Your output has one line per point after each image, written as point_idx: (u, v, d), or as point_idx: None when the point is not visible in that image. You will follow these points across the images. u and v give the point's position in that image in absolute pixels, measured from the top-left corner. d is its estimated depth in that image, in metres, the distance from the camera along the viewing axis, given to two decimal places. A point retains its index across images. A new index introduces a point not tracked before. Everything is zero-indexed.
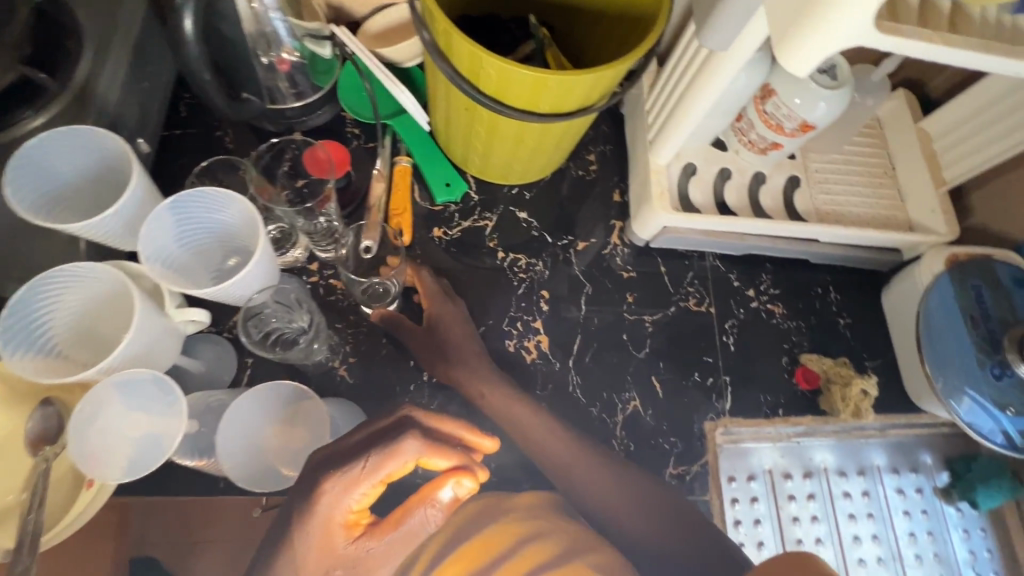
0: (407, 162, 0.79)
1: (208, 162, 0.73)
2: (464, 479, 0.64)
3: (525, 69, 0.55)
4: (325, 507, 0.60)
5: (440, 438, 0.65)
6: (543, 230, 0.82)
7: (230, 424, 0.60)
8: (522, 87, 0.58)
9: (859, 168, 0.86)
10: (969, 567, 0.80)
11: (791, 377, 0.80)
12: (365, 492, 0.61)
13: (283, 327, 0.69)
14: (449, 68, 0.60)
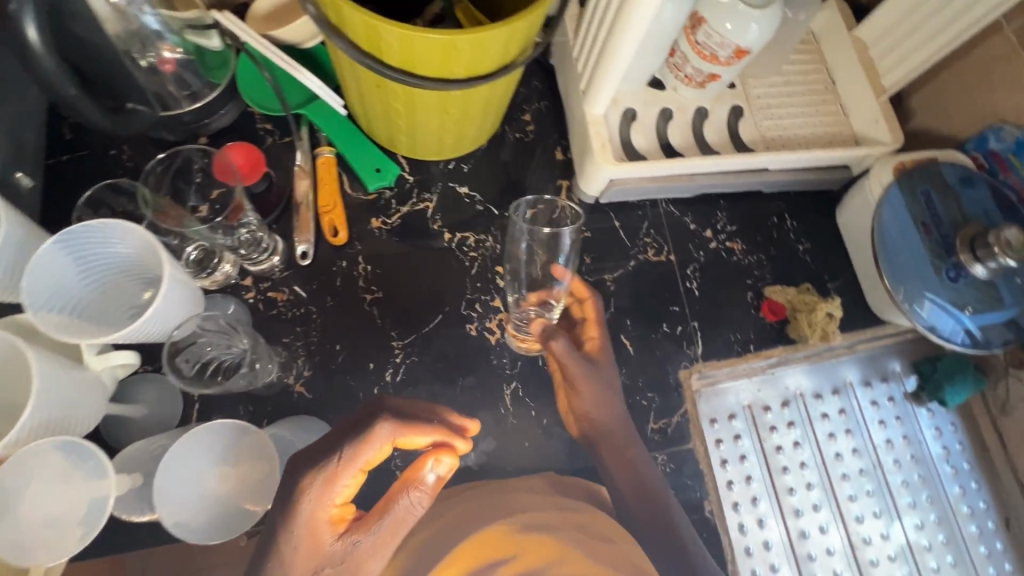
0: (330, 153, 0.73)
1: (93, 189, 0.65)
2: (442, 460, 0.56)
3: (429, 34, 0.50)
4: (307, 507, 0.55)
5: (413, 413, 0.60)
6: (487, 203, 0.78)
7: (169, 472, 0.55)
8: (431, 56, 0.53)
9: (800, 88, 0.84)
10: (944, 462, 0.83)
11: (758, 312, 0.79)
12: (346, 485, 0.56)
13: (220, 354, 0.64)
14: (347, 43, 0.54)
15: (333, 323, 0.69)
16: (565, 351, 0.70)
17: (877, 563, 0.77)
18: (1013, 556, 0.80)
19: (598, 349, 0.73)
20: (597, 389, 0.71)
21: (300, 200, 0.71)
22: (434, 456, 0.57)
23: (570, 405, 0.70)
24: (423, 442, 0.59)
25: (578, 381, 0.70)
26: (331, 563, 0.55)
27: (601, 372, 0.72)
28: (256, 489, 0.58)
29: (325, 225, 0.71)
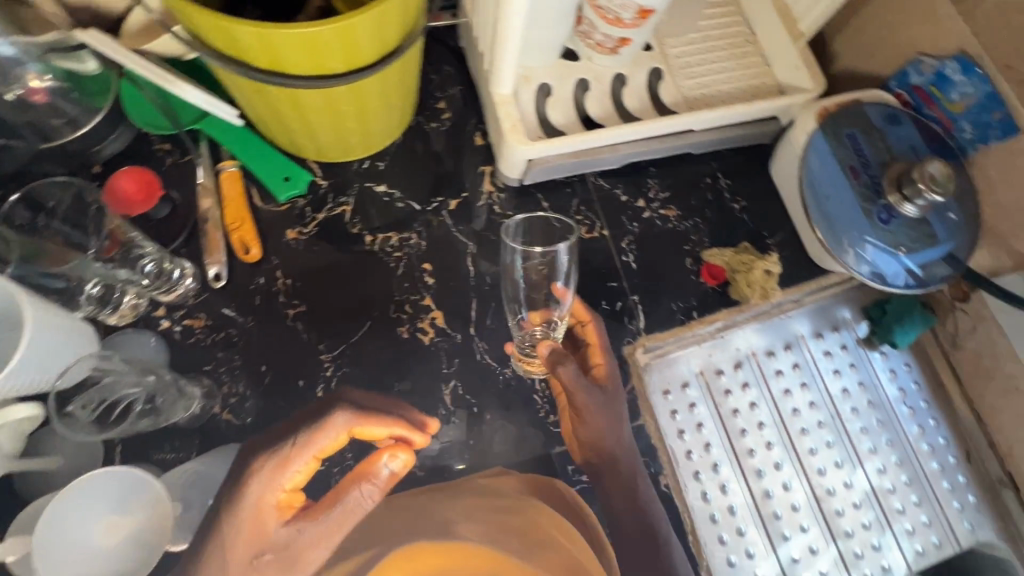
0: (234, 166, 0.70)
1: None
2: (397, 454, 0.63)
3: (283, 29, 0.46)
4: (255, 491, 0.59)
5: (371, 408, 0.66)
6: (408, 199, 0.75)
7: (49, 527, 0.53)
8: (294, 52, 0.49)
9: (719, 42, 0.81)
10: (902, 404, 0.83)
11: (698, 278, 0.78)
12: (297, 471, 0.61)
13: (125, 393, 0.60)
14: (218, 56, 0.51)
15: (256, 344, 0.66)
16: (574, 378, 0.68)
17: (843, 513, 0.77)
18: (975, 487, 0.81)
19: (604, 374, 0.72)
20: (604, 414, 0.70)
21: (206, 219, 0.68)
22: (391, 449, 0.63)
23: (574, 432, 0.69)
24: (377, 436, 0.65)
25: (587, 408, 0.69)
26: (274, 547, 0.58)
27: (608, 396, 0.71)
28: (163, 529, 0.56)
29: (236, 243, 0.68)
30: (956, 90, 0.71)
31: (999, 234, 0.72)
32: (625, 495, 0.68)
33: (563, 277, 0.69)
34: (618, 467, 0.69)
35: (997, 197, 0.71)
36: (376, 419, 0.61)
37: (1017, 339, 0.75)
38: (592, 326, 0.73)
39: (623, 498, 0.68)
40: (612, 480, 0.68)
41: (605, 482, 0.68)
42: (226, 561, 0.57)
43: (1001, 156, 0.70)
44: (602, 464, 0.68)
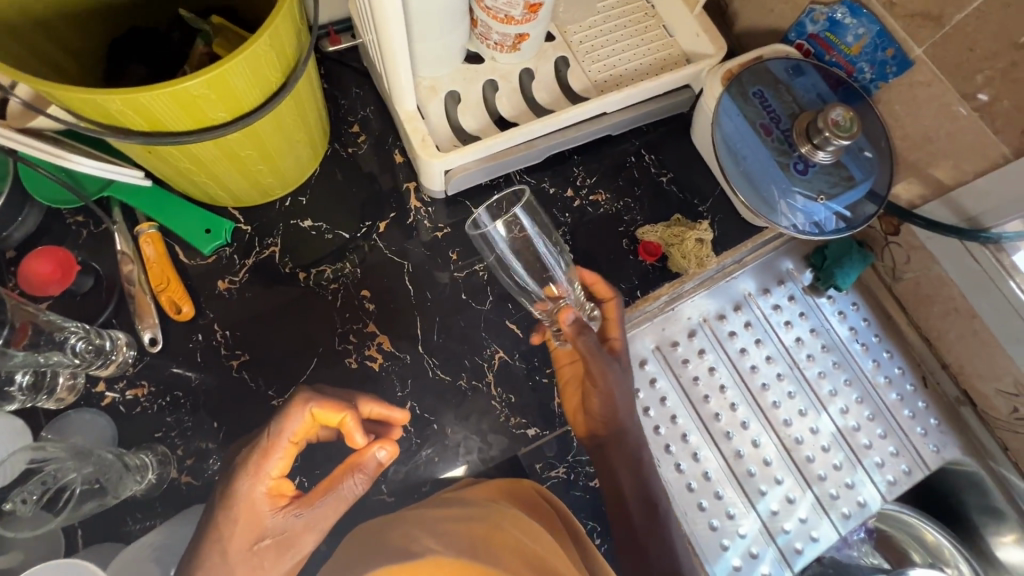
0: (152, 228, 0.68)
1: None
2: (385, 446, 0.57)
3: (148, 90, 0.45)
4: (244, 482, 0.54)
5: (338, 394, 0.59)
6: (337, 229, 0.74)
7: None
8: (169, 110, 0.48)
9: (620, 20, 0.81)
10: (854, 342, 0.85)
11: (636, 257, 0.78)
12: (280, 457, 0.55)
13: (67, 480, 0.59)
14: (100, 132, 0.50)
15: (203, 402, 0.66)
16: (592, 350, 0.61)
17: (814, 458, 0.79)
18: (934, 409, 0.84)
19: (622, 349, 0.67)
20: (625, 388, 0.65)
21: (131, 285, 0.67)
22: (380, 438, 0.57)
23: (586, 406, 0.65)
24: (336, 419, 0.58)
25: (609, 382, 0.63)
26: (272, 533, 0.54)
27: (623, 370, 0.66)
28: None
29: (165, 303, 0.67)
30: (849, 33, 0.72)
31: (915, 165, 0.74)
32: (632, 488, 0.63)
33: (552, 258, 0.64)
34: (624, 456, 0.63)
35: (906, 130, 0.73)
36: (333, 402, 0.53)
37: (948, 263, 0.75)
38: (611, 305, 0.67)
39: (628, 493, 0.63)
40: (619, 470, 0.63)
41: (609, 473, 0.64)
42: (225, 553, 0.53)
43: (902, 90, 0.71)
44: (612, 448, 0.64)
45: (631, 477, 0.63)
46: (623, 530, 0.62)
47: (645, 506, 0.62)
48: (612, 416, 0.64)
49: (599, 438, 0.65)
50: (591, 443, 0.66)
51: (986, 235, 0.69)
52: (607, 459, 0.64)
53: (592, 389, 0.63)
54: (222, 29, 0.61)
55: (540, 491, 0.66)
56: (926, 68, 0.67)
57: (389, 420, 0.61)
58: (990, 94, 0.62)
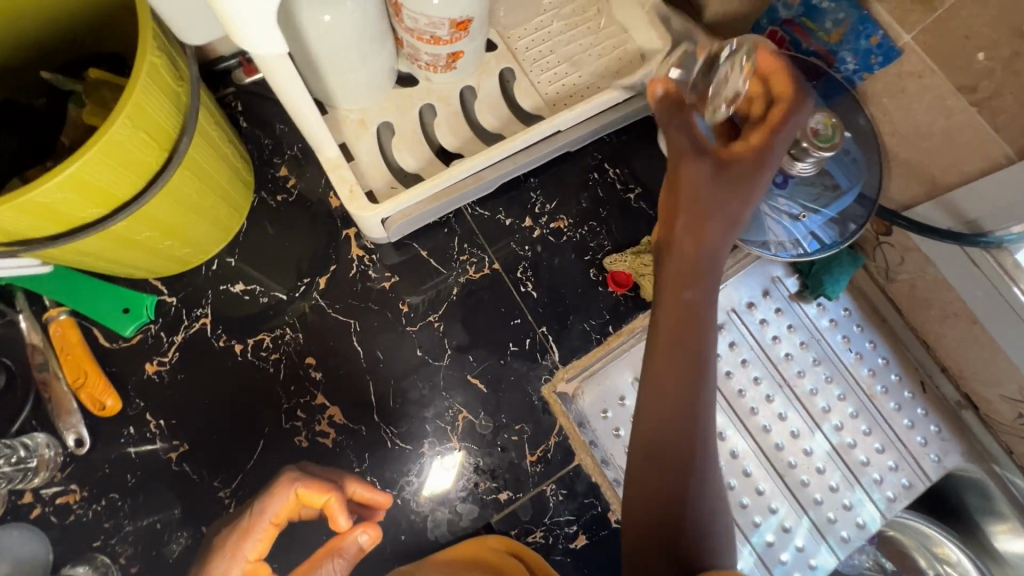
0: (63, 313, 0.62)
1: None
2: (366, 531, 0.62)
3: None
4: (222, 563, 0.60)
5: (321, 473, 0.63)
6: (272, 290, 0.67)
7: None
8: (21, 220, 0.40)
9: (570, 17, 0.71)
10: (847, 351, 0.79)
11: (605, 288, 0.70)
12: (259, 539, 0.61)
13: None
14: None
15: (142, 502, 0.60)
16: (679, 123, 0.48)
17: (809, 482, 0.75)
18: (935, 415, 0.79)
19: (748, 168, 0.46)
20: (720, 251, 0.47)
21: (48, 380, 0.61)
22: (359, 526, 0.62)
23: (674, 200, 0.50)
24: (319, 500, 0.62)
25: (694, 187, 0.46)
26: None
27: (730, 192, 0.46)
28: None
29: (86, 399, 0.61)
30: (828, 19, 0.63)
31: (907, 163, 0.66)
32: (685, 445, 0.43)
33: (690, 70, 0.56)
34: (686, 382, 0.45)
35: (896, 124, 0.65)
36: (320, 492, 0.62)
37: (945, 265, 0.68)
38: (783, 98, 0.47)
39: (675, 449, 0.43)
40: (675, 406, 0.44)
41: (660, 404, 0.44)
42: None
43: (890, 81, 0.62)
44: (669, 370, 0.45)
45: (687, 421, 0.44)
46: (650, 497, 0.42)
47: (690, 473, 0.42)
48: (686, 319, 0.46)
49: (661, 346, 0.46)
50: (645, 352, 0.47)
51: (987, 240, 0.61)
52: (662, 382, 0.45)
53: (677, 219, 0.47)
54: (99, 85, 0.52)
55: (507, 549, 0.63)
56: (917, 56, 0.58)
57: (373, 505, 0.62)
58: (991, 86, 0.54)
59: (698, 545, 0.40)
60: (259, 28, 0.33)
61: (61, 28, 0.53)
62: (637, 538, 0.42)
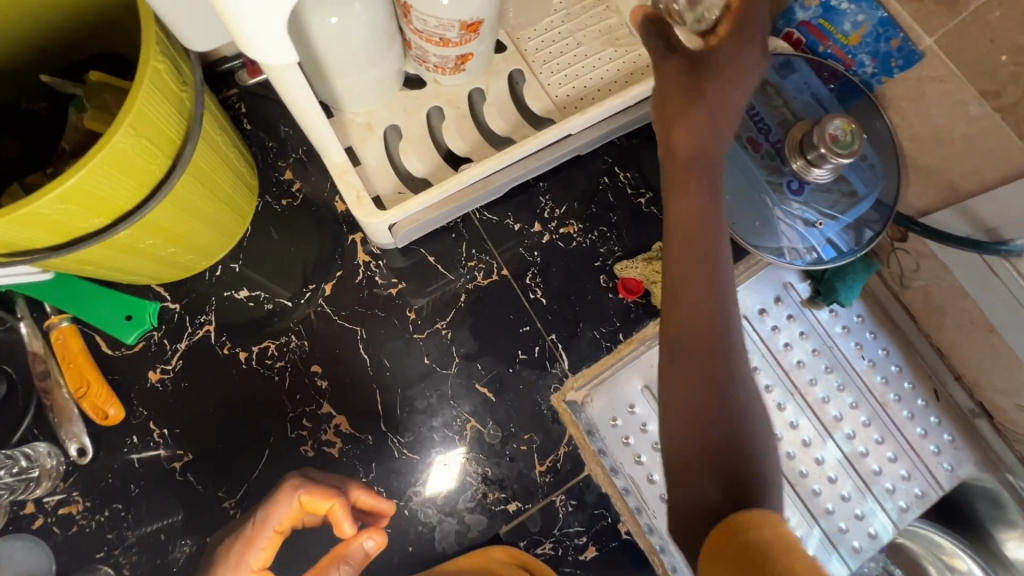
0: (65, 319, 0.61)
1: None
2: (373, 536, 0.61)
3: None
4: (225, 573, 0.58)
5: (325, 479, 0.61)
6: (277, 296, 0.66)
7: None
8: (23, 233, 0.39)
9: (582, 18, 0.70)
10: (860, 358, 0.78)
11: (615, 295, 0.69)
12: (263, 548, 0.59)
13: None
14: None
15: (146, 513, 0.60)
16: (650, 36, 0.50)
17: (820, 491, 0.74)
18: (948, 424, 0.77)
19: (727, 58, 0.46)
20: (722, 142, 0.47)
21: (49, 389, 0.60)
22: (365, 531, 0.61)
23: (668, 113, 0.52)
24: (324, 506, 0.60)
25: (679, 91, 0.47)
26: None
27: (716, 83, 0.46)
28: None
29: (88, 407, 0.60)
30: (846, 20, 0.61)
31: (925, 169, 0.65)
32: (718, 345, 0.41)
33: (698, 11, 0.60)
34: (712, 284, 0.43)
35: (914, 130, 0.63)
36: (325, 498, 0.60)
37: (962, 274, 0.67)
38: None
39: (708, 352, 0.41)
40: (704, 307, 0.42)
41: (686, 307, 0.43)
42: None
43: (910, 86, 0.61)
44: (688, 272, 0.43)
45: (717, 321, 0.42)
46: (684, 407, 0.40)
47: (724, 372, 0.40)
48: (703, 221, 0.45)
49: (681, 249, 0.44)
50: (666, 259, 0.45)
51: (1007, 249, 0.59)
52: (689, 283, 0.43)
53: (667, 119, 0.48)
54: (100, 88, 0.51)
55: (512, 556, 0.62)
56: (939, 61, 0.56)
57: (377, 511, 0.62)
58: (1016, 93, 0.52)
59: (742, 448, 0.38)
60: (263, 31, 0.31)
61: (60, 30, 0.51)
62: (677, 450, 0.40)
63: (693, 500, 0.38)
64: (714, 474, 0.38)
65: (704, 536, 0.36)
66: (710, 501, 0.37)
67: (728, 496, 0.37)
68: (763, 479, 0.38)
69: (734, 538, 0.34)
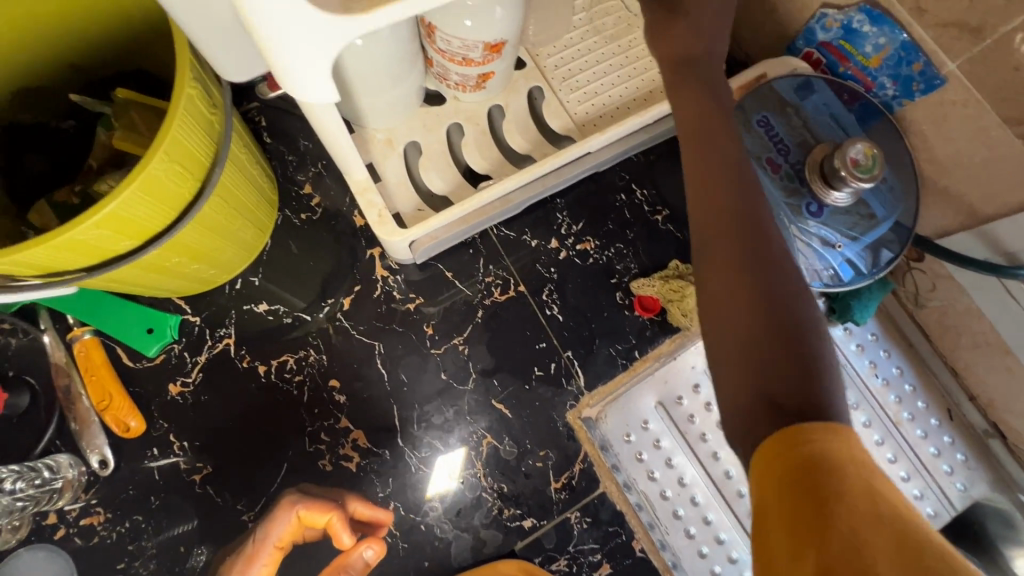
0: (87, 332, 0.62)
1: None
2: (371, 545, 0.61)
3: (31, 246, 0.37)
4: None
5: (322, 493, 0.62)
6: (295, 310, 0.67)
7: None
8: (65, 254, 0.40)
9: (601, 35, 0.70)
10: (873, 377, 0.78)
11: (631, 312, 0.69)
12: (264, 564, 0.60)
13: None
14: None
15: (167, 524, 0.60)
16: None
17: None
18: (962, 444, 0.77)
19: None
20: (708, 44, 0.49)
21: (72, 401, 0.61)
22: (362, 541, 0.61)
23: None
24: (322, 519, 0.61)
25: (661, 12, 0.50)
26: None
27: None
28: None
29: (110, 420, 0.60)
30: (868, 42, 0.61)
31: (945, 191, 0.65)
32: (751, 246, 0.41)
33: None
34: (734, 190, 0.43)
35: (934, 153, 0.63)
36: (321, 511, 0.61)
37: (980, 297, 0.67)
38: None
39: (739, 240, 0.41)
40: (730, 215, 0.42)
41: (714, 217, 0.43)
42: None
43: (931, 109, 0.61)
44: (709, 171, 0.45)
45: (746, 227, 0.42)
46: (721, 296, 0.40)
47: (755, 254, 0.41)
48: (713, 134, 0.46)
49: (699, 162, 0.45)
50: (687, 174, 0.46)
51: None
52: (710, 179, 0.44)
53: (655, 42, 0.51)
54: (127, 106, 0.51)
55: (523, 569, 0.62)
56: (961, 86, 0.56)
57: (375, 521, 0.62)
58: None
59: (783, 320, 0.38)
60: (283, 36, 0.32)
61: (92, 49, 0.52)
62: (718, 340, 0.40)
63: (739, 404, 0.37)
64: (759, 376, 0.37)
65: (756, 439, 0.36)
66: (749, 400, 0.37)
67: (776, 398, 0.36)
68: (812, 361, 0.37)
69: (792, 439, 0.34)
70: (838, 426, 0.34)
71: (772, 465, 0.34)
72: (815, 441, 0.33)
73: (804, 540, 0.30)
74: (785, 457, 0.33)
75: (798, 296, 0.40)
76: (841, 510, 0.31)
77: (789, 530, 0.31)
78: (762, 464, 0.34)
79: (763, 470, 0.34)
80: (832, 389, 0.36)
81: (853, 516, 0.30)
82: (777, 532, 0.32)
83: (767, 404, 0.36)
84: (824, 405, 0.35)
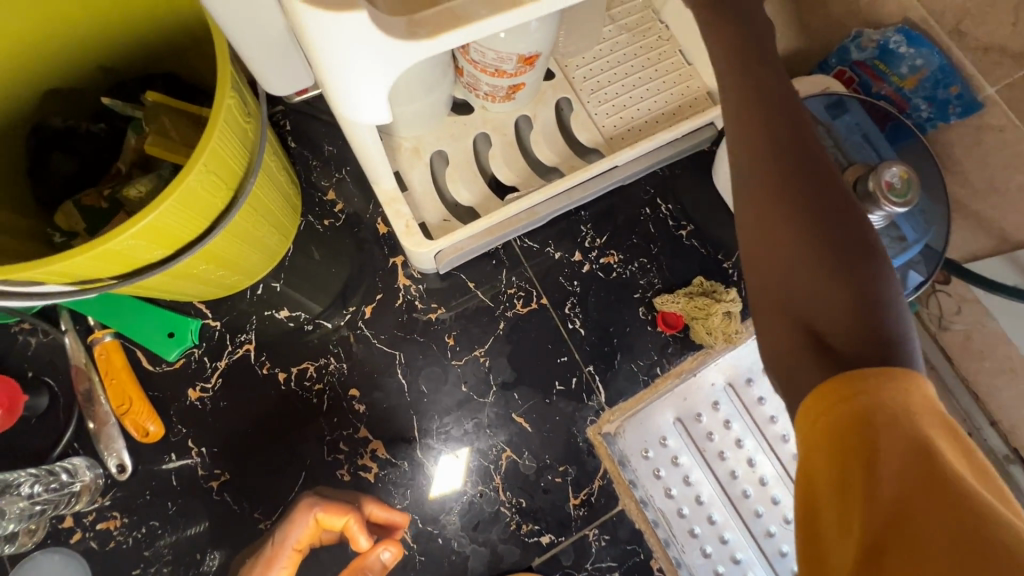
0: (108, 335, 0.61)
1: None
2: (389, 547, 0.57)
3: (77, 256, 0.37)
4: None
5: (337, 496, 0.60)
6: (316, 318, 0.66)
7: None
8: (109, 261, 0.40)
9: (631, 47, 0.69)
10: None
11: (654, 328, 0.69)
12: (283, 567, 0.55)
13: None
14: (18, 282, 0.40)
15: (182, 531, 0.60)
16: None
17: None
18: None
19: None
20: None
21: (90, 403, 0.60)
22: (381, 542, 0.58)
23: None
24: (340, 522, 0.58)
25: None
26: None
27: None
28: None
29: (129, 424, 0.60)
30: (903, 64, 0.60)
31: (977, 216, 0.64)
32: (796, 173, 0.37)
33: None
34: (776, 115, 0.39)
35: (967, 175, 0.63)
36: (338, 512, 0.57)
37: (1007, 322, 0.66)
38: None
39: (782, 169, 0.38)
40: (770, 145, 0.38)
41: (755, 150, 0.39)
42: None
43: (968, 133, 0.60)
44: (746, 96, 0.40)
45: (790, 153, 0.38)
46: (763, 230, 0.38)
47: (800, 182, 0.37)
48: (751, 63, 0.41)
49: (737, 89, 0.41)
50: (722, 108, 0.42)
51: None
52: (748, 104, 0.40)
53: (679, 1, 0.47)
54: (158, 110, 0.50)
55: None
56: (1000, 111, 0.55)
57: (391, 523, 0.60)
58: None
59: (831, 250, 0.36)
60: (351, 64, 0.33)
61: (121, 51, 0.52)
62: (759, 276, 0.38)
63: (784, 348, 0.36)
64: (807, 321, 0.36)
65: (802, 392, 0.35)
66: (791, 341, 0.36)
67: (823, 340, 0.35)
68: (863, 292, 0.35)
69: (838, 396, 0.32)
70: (895, 372, 0.32)
71: (817, 425, 0.33)
72: (864, 394, 0.32)
73: (850, 506, 0.30)
74: (831, 416, 0.32)
75: (853, 228, 0.36)
76: (889, 472, 0.30)
77: (834, 492, 0.31)
78: (806, 423, 0.33)
79: (807, 433, 0.33)
80: (885, 320, 0.34)
81: (899, 482, 0.29)
82: (822, 492, 0.32)
83: (815, 350, 0.35)
84: (880, 344, 0.33)
